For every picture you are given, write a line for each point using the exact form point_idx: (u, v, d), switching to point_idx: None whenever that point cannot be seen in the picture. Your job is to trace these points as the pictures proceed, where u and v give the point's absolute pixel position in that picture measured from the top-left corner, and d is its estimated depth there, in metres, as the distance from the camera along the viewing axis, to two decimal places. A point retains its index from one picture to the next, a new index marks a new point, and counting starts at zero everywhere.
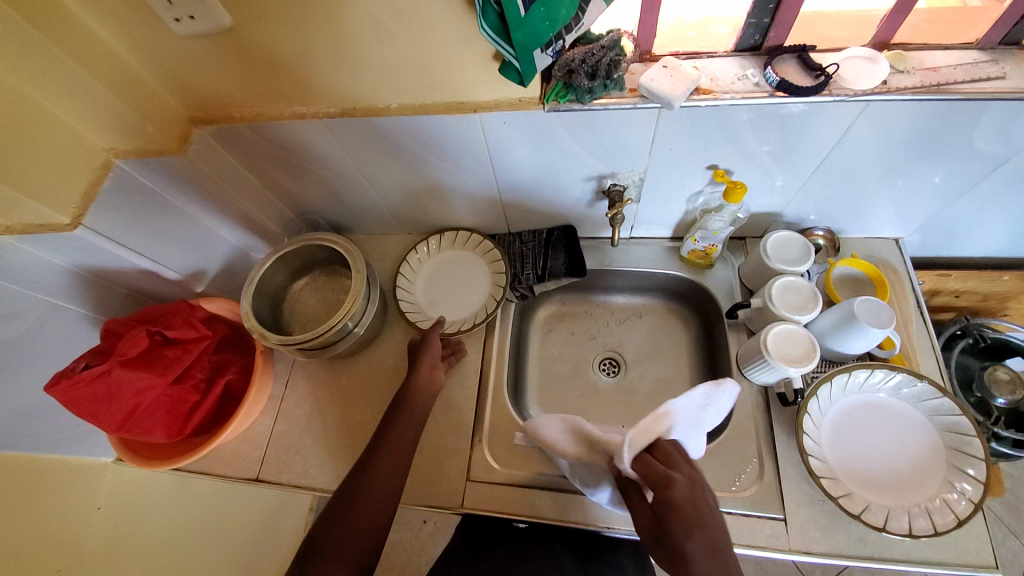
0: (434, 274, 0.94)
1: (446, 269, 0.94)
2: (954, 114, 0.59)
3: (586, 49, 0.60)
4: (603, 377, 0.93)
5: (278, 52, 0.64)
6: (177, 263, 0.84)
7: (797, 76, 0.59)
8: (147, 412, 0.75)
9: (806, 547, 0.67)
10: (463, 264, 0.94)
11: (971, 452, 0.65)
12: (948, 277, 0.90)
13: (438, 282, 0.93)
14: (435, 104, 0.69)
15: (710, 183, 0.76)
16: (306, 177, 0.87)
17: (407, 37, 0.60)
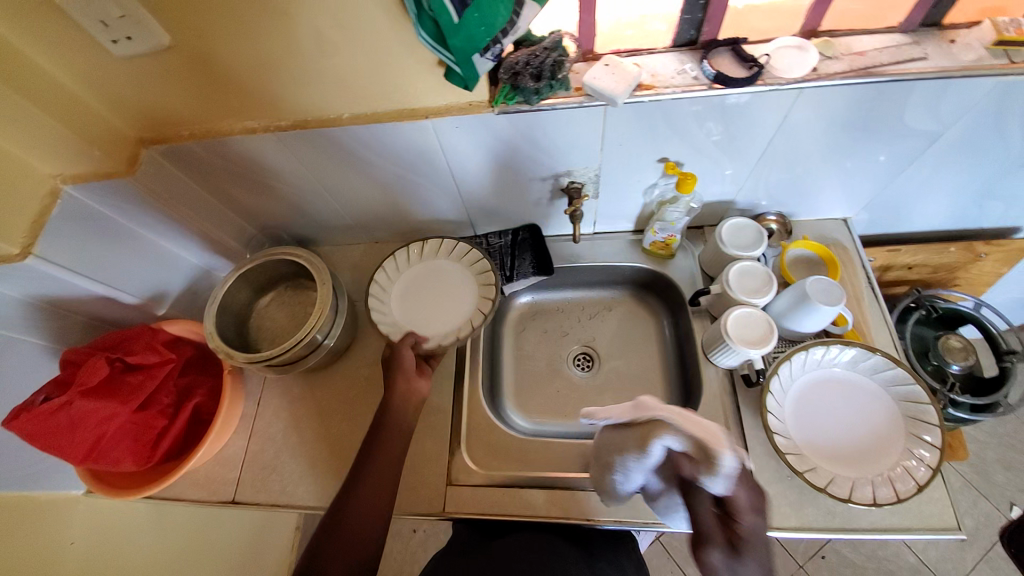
0: (411, 285, 0.88)
1: (425, 280, 0.88)
2: (885, 96, 0.63)
3: (530, 51, 0.62)
4: (578, 372, 0.94)
5: (222, 68, 0.64)
6: (136, 286, 0.83)
7: (732, 67, 0.62)
8: (112, 441, 0.73)
9: (778, 523, 0.69)
10: (449, 275, 0.88)
11: (927, 418, 0.69)
12: (897, 252, 0.94)
13: (416, 293, 0.88)
14: (387, 112, 0.69)
15: (664, 175, 0.78)
16: (266, 192, 0.86)
17: (354, 48, 0.60)
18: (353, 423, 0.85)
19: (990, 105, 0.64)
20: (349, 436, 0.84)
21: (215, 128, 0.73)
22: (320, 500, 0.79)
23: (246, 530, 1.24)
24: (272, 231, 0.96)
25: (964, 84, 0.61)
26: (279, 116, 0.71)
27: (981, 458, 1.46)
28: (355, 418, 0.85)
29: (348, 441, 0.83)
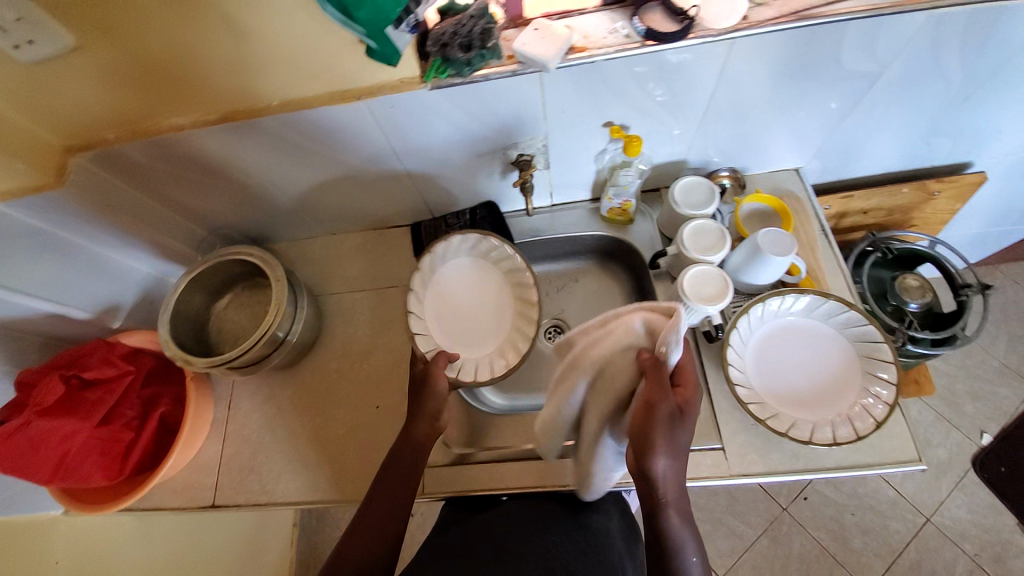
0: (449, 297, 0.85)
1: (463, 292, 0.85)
2: (818, 39, 0.62)
3: (455, 20, 0.60)
4: (548, 344, 0.94)
5: (136, 64, 0.61)
6: (85, 302, 0.81)
7: (662, 23, 0.61)
8: (78, 457, 0.73)
9: (745, 470, 0.71)
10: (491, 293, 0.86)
11: (880, 356, 0.70)
12: (852, 198, 0.95)
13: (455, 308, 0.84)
14: (317, 96, 0.66)
15: (611, 141, 0.77)
16: (210, 193, 0.84)
17: (271, 30, 0.57)
18: (327, 417, 0.85)
19: (925, 39, 0.64)
20: (323, 429, 0.84)
21: (140, 128, 0.70)
22: (300, 495, 0.80)
23: (241, 533, 1.25)
24: (224, 231, 0.94)
25: (895, 20, 0.61)
26: (207, 109, 0.68)
27: (951, 390, 1.52)
28: (328, 411, 0.85)
29: (323, 435, 0.83)
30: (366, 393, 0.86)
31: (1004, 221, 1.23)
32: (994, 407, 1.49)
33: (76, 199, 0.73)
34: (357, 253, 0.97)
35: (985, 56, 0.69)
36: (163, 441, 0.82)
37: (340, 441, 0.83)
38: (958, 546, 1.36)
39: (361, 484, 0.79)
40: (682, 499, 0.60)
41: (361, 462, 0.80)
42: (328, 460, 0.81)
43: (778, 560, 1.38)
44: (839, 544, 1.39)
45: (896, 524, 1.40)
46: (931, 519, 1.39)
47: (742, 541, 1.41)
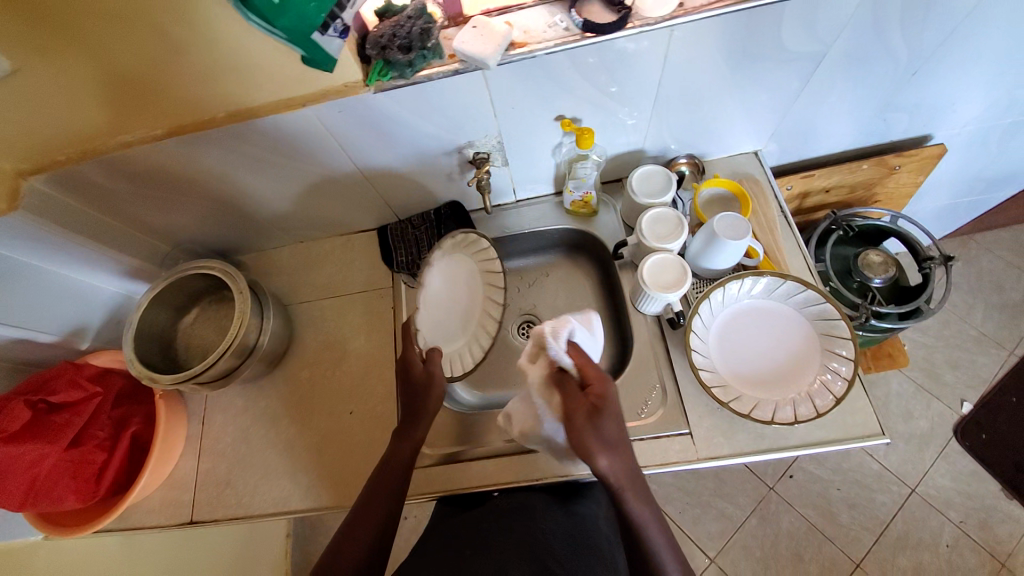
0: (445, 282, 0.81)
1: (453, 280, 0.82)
2: (757, 23, 0.62)
3: (393, 22, 0.61)
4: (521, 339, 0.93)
5: (74, 85, 0.60)
6: (53, 325, 0.81)
7: (600, 13, 0.62)
8: (49, 481, 0.72)
9: (713, 453, 0.72)
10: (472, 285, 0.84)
11: (838, 333, 0.72)
12: (812, 177, 0.95)
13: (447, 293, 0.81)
14: (262, 105, 0.66)
15: (565, 134, 0.78)
16: (169, 210, 0.83)
17: (207, 42, 0.57)
18: (300, 426, 0.85)
19: (864, 16, 0.64)
20: (298, 439, 0.84)
21: (86, 148, 0.67)
22: (277, 505, 0.80)
23: (231, 546, 1.25)
24: (189, 247, 0.93)
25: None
26: (152, 123, 0.67)
27: (930, 362, 1.54)
28: (302, 420, 0.85)
29: (298, 444, 0.83)
30: (339, 400, 0.86)
31: (971, 192, 1.24)
32: (973, 375, 1.51)
33: (32, 222, 0.69)
34: (325, 260, 0.97)
35: (927, 31, 0.69)
36: (137, 460, 0.82)
37: (315, 449, 0.83)
38: (944, 514, 1.38)
39: (337, 490, 0.79)
40: (642, 485, 0.61)
41: (337, 469, 0.81)
42: (304, 469, 0.82)
43: (768, 539, 1.40)
44: (826, 519, 1.40)
45: (882, 496, 1.41)
46: (916, 490, 1.41)
47: (732, 522, 1.43)
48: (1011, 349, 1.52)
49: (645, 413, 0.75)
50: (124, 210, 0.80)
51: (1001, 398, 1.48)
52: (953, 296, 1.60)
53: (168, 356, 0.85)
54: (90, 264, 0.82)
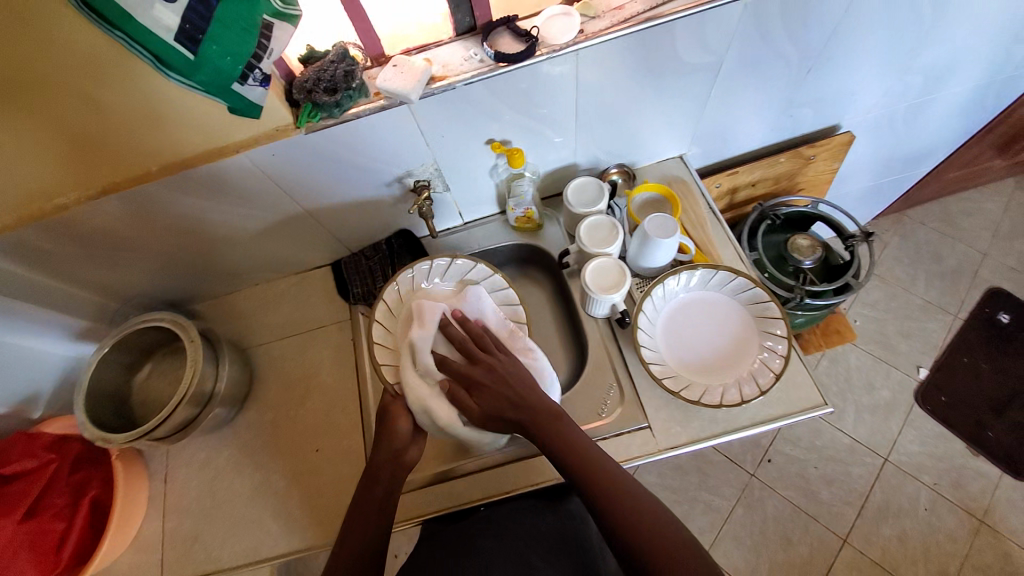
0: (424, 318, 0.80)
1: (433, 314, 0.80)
2: (652, 41, 0.69)
3: (317, 67, 0.64)
4: None
5: (4, 156, 0.61)
6: (1, 395, 0.79)
7: (511, 44, 0.67)
8: (5, 557, 0.70)
9: (671, 443, 0.75)
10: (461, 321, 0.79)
11: (770, 314, 0.78)
12: (737, 173, 1.02)
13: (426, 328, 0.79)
14: (196, 155, 0.68)
15: (498, 156, 0.82)
16: (114, 267, 0.83)
17: (136, 101, 0.59)
18: (267, 470, 0.84)
19: (750, 27, 0.71)
20: (266, 483, 0.83)
21: (21, 213, 0.68)
22: (249, 553, 0.78)
23: None
24: (140, 302, 0.93)
25: (716, 15, 0.68)
26: (86, 183, 0.68)
27: (884, 333, 1.61)
28: (268, 463, 0.84)
29: (266, 488, 0.82)
30: (306, 438, 0.86)
31: (890, 172, 1.34)
32: (924, 342, 1.59)
33: None
34: (282, 300, 0.98)
35: (812, 36, 0.77)
36: (100, 528, 0.79)
37: (284, 490, 0.82)
38: (918, 479, 1.43)
39: (309, 530, 0.78)
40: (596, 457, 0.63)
41: (308, 508, 0.80)
42: (274, 513, 0.80)
43: (756, 526, 1.42)
44: (808, 498, 1.43)
45: (857, 468, 1.45)
46: (888, 458, 1.46)
47: (720, 513, 1.44)
48: (955, 313, 1.62)
49: (605, 413, 0.78)
50: (69, 272, 0.79)
51: (952, 360, 1.56)
52: (896, 270, 1.69)
53: (123, 414, 0.84)
54: (38, 330, 0.81)
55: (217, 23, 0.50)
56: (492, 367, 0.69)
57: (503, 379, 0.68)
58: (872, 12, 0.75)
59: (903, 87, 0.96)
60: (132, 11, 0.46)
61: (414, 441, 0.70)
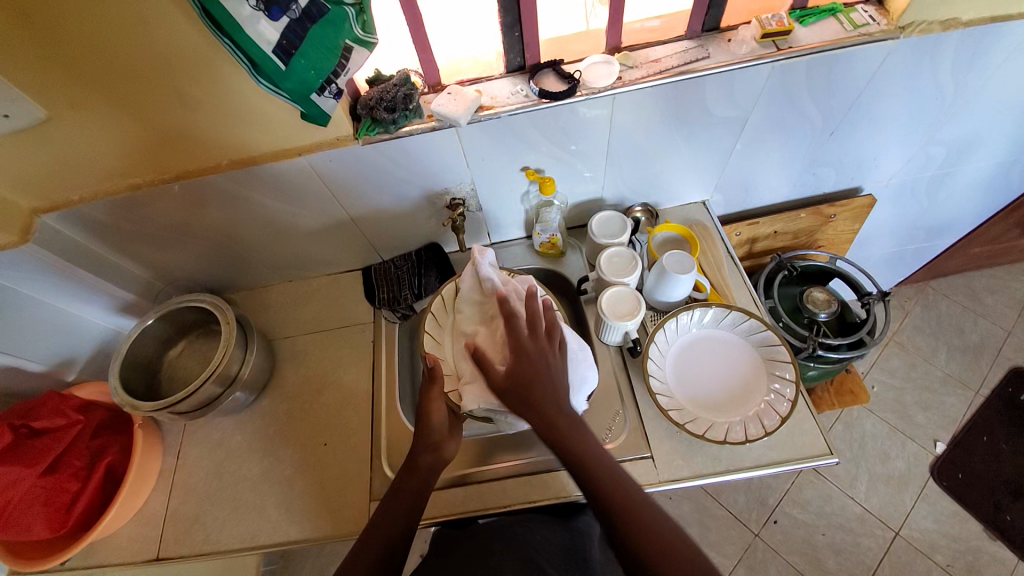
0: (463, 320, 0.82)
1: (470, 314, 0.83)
2: (685, 91, 0.75)
3: (381, 88, 0.72)
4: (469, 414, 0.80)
5: (99, 136, 0.69)
6: (42, 354, 0.85)
7: (554, 84, 0.75)
8: (21, 507, 0.73)
9: (674, 476, 0.75)
10: None
11: (780, 357, 0.80)
12: (757, 224, 1.06)
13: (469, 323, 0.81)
14: (263, 155, 0.76)
15: (531, 183, 0.88)
16: (168, 248, 0.89)
17: (222, 98, 0.67)
18: (277, 458, 0.87)
19: (775, 89, 0.77)
20: (272, 470, 0.85)
21: (102, 188, 0.76)
22: (247, 538, 0.80)
23: None
24: (182, 285, 0.99)
25: (745, 73, 0.74)
26: (161, 169, 0.76)
27: (900, 403, 1.58)
28: (278, 453, 0.87)
29: (272, 477, 0.85)
30: (316, 431, 0.89)
31: (913, 239, 1.35)
32: (944, 416, 1.55)
33: (44, 255, 0.77)
34: (311, 297, 1.04)
35: (836, 102, 0.82)
36: (108, 495, 0.82)
37: (289, 479, 0.84)
38: (931, 560, 1.36)
39: (308, 520, 0.80)
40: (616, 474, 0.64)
41: (309, 499, 0.82)
42: (275, 500, 0.82)
43: None
44: (812, 568, 1.37)
45: (868, 542, 1.39)
46: (900, 534, 1.40)
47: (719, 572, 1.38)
48: (977, 390, 1.58)
49: (609, 438, 0.79)
50: (127, 248, 0.87)
51: (972, 438, 1.51)
52: (916, 339, 1.68)
53: (150, 385, 0.88)
54: (90, 299, 0.87)
55: (308, 42, 0.55)
56: (538, 352, 0.69)
57: (546, 373, 0.68)
58: (892, 85, 0.81)
59: (926, 156, 1.00)
60: (240, 22, 0.51)
61: (450, 436, 0.72)
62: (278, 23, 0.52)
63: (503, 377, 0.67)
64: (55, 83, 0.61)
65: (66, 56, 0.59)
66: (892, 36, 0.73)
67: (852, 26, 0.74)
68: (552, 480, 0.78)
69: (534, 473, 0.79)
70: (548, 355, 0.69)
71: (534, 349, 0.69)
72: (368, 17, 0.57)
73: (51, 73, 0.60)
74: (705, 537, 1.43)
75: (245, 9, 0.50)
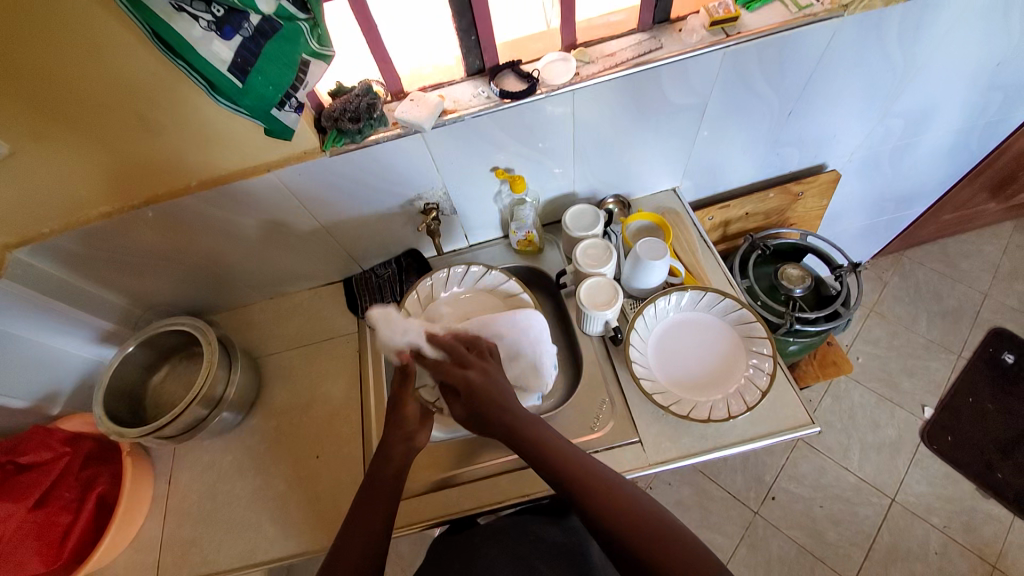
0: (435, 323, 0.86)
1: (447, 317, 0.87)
2: (642, 83, 0.77)
3: (345, 99, 0.73)
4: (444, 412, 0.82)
5: (63, 166, 0.69)
6: (24, 390, 0.84)
7: (514, 84, 0.76)
8: (11, 545, 0.72)
9: (663, 458, 0.77)
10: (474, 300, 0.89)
11: (756, 333, 0.82)
12: (728, 207, 1.09)
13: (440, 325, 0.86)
14: (230, 174, 0.77)
15: (502, 183, 0.90)
16: (145, 273, 0.89)
17: (185, 120, 0.68)
18: (270, 475, 0.87)
19: (729, 74, 0.79)
20: (267, 487, 0.86)
21: (72, 218, 0.76)
22: (246, 557, 0.80)
23: None
24: (162, 310, 0.99)
25: (698, 61, 0.76)
26: (130, 196, 0.76)
27: (886, 372, 1.61)
28: (271, 470, 0.87)
29: (266, 494, 0.85)
30: (307, 445, 0.89)
31: (883, 211, 1.39)
32: (929, 381, 1.59)
33: (18, 289, 0.77)
34: (294, 312, 1.04)
35: (791, 82, 0.84)
36: (100, 526, 0.81)
37: (284, 495, 0.84)
38: (927, 522, 1.39)
39: (306, 534, 0.80)
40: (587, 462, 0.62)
41: (305, 513, 0.82)
42: (272, 517, 0.82)
43: (760, 567, 1.37)
44: (813, 540, 1.39)
45: (865, 509, 1.42)
46: (896, 499, 1.42)
47: (722, 553, 1.40)
48: (959, 353, 1.62)
49: (597, 427, 0.80)
50: (103, 277, 0.86)
51: (958, 400, 1.55)
52: (897, 308, 1.71)
53: (135, 412, 0.88)
54: (69, 331, 0.87)
55: (263, 58, 0.55)
56: (480, 373, 0.66)
57: (492, 386, 0.65)
58: (843, 62, 0.83)
59: (884, 129, 1.03)
60: (193, 43, 0.51)
61: (423, 425, 0.72)
62: (231, 42, 0.53)
63: (462, 411, 0.66)
64: (14, 116, 0.61)
65: (20, 91, 0.59)
66: (837, 15, 0.75)
67: (797, 7, 0.77)
68: (543, 473, 0.79)
69: (525, 468, 0.80)
70: (487, 372, 0.66)
71: (476, 376, 0.65)
72: (323, 31, 0.59)
73: (8, 109, 0.60)
74: (707, 519, 1.45)
75: (196, 29, 0.51)
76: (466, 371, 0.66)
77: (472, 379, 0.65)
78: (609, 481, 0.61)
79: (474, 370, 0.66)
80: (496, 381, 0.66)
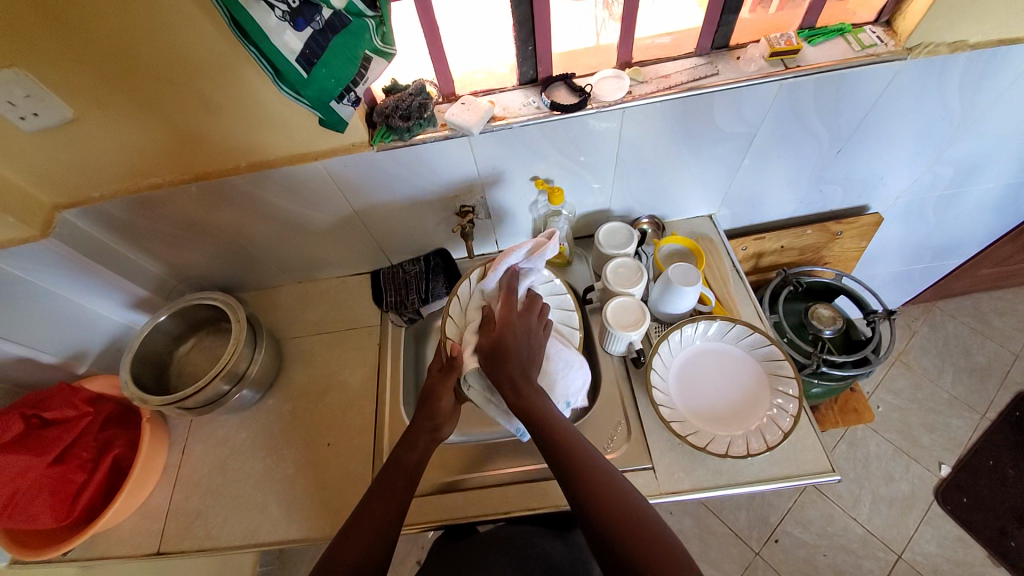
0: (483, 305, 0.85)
1: None
2: (693, 108, 0.77)
3: (397, 98, 0.74)
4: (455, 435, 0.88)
5: (121, 136, 0.71)
6: (55, 347, 0.86)
7: (565, 97, 0.76)
8: (28, 495, 0.74)
9: (675, 489, 0.75)
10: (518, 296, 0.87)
11: (783, 372, 0.80)
12: (763, 239, 1.07)
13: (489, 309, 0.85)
14: (278, 158, 0.78)
15: (540, 193, 0.90)
16: (183, 245, 0.91)
17: (242, 102, 0.69)
18: (279, 458, 0.87)
19: (783, 106, 0.78)
20: (274, 469, 0.86)
21: (123, 186, 0.78)
22: (247, 536, 0.80)
23: None
24: (194, 282, 1.01)
25: (753, 92, 0.75)
26: (182, 169, 0.78)
27: (905, 424, 1.57)
28: (280, 453, 0.88)
29: (273, 476, 0.86)
30: (319, 432, 0.89)
31: (920, 259, 1.35)
32: (949, 438, 1.54)
33: (61, 250, 0.79)
34: (320, 299, 1.05)
35: (844, 121, 0.83)
36: (113, 488, 0.83)
37: (291, 478, 0.85)
38: None
39: (307, 521, 0.80)
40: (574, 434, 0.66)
41: (309, 500, 0.82)
42: (276, 500, 0.83)
43: None
44: None
45: (870, 563, 1.37)
46: (903, 556, 1.38)
47: None
48: (984, 413, 1.56)
49: (610, 449, 0.79)
50: (144, 245, 0.89)
51: (978, 461, 1.49)
52: (923, 359, 1.66)
53: (159, 380, 0.90)
54: (104, 294, 0.89)
55: (330, 52, 0.56)
56: (522, 327, 0.74)
57: (529, 345, 0.73)
58: (900, 104, 0.81)
59: (933, 177, 1.00)
60: (267, 32, 0.53)
61: (451, 420, 0.75)
62: (302, 33, 0.54)
63: (487, 343, 0.72)
64: (84, 83, 0.64)
65: (91, 61, 0.61)
66: (900, 57, 0.74)
67: (860, 46, 0.75)
68: (551, 489, 0.78)
69: (533, 482, 0.79)
70: (530, 333, 0.74)
71: (519, 330, 0.73)
72: (388, 29, 0.59)
73: (79, 76, 0.63)
74: (706, 554, 1.41)
75: (271, 18, 0.52)
76: (513, 317, 0.74)
77: (510, 325, 0.74)
78: (591, 457, 0.63)
79: (522, 323, 0.74)
80: (535, 344, 0.74)
